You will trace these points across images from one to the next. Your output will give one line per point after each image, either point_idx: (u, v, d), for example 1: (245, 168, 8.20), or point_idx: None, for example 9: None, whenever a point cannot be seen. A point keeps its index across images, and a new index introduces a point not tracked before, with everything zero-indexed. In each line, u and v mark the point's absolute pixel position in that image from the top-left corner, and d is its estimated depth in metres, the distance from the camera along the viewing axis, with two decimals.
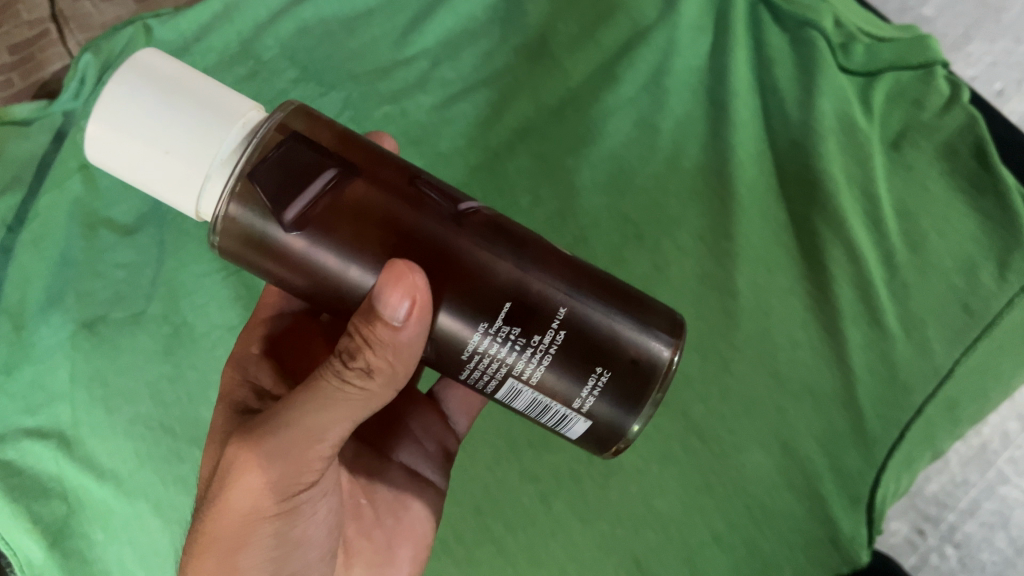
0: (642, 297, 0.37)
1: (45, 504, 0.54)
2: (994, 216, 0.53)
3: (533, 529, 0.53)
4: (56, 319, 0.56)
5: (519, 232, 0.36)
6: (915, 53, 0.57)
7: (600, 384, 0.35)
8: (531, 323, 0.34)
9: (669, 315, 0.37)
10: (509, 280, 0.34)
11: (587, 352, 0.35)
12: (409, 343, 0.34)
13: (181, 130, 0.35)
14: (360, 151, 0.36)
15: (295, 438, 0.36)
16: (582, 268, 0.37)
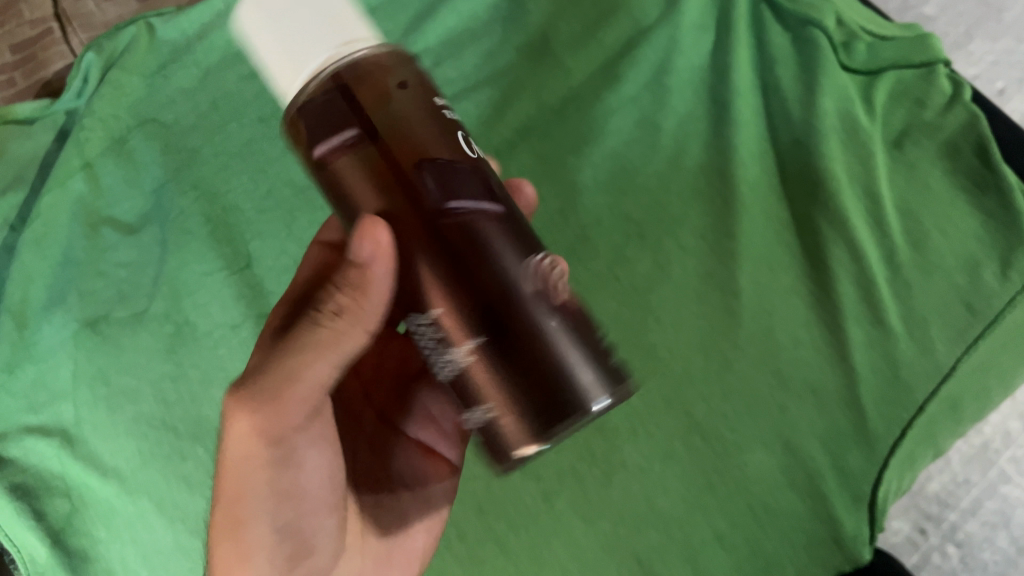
0: (592, 352, 0.30)
1: (48, 503, 0.54)
2: (996, 215, 0.53)
3: (534, 528, 0.54)
4: (57, 318, 0.56)
5: (503, 233, 0.30)
6: (917, 52, 0.57)
7: (507, 403, 0.30)
8: (466, 316, 0.30)
9: (619, 379, 0.31)
10: (458, 267, 0.30)
11: (505, 365, 0.30)
12: (380, 291, 0.32)
13: (299, 30, 0.32)
14: (410, 101, 0.32)
15: (270, 385, 0.34)
16: (547, 294, 0.30)
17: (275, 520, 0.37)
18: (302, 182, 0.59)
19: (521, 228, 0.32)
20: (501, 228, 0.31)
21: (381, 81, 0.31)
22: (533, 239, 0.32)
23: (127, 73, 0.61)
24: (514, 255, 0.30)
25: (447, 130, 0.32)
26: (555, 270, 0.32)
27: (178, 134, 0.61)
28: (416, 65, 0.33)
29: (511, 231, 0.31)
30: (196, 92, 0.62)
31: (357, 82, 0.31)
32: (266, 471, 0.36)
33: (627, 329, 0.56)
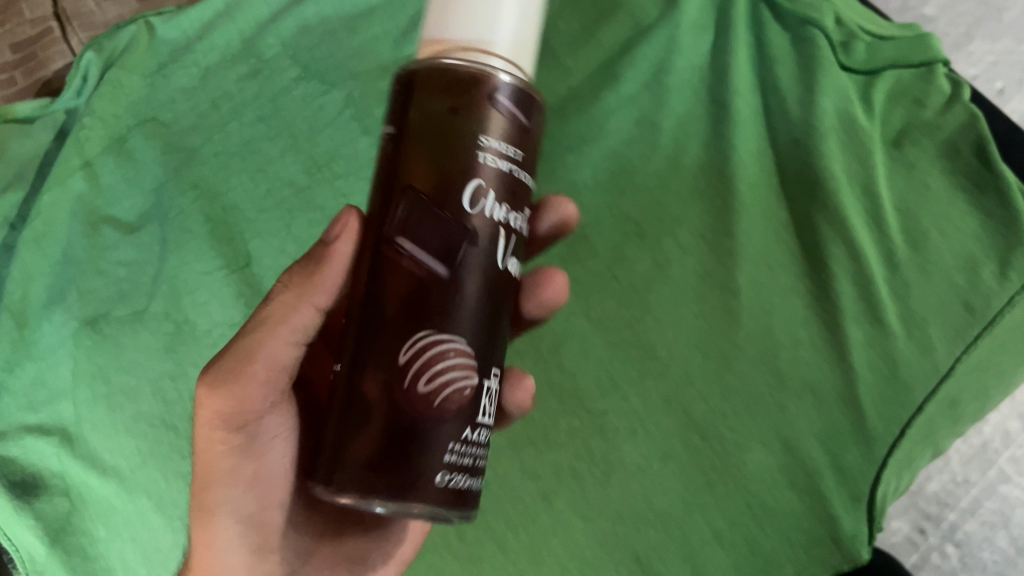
0: (417, 461, 0.31)
1: (47, 502, 0.55)
2: (995, 214, 0.53)
3: (535, 526, 0.54)
4: (57, 317, 0.56)
5: (419, 299, 0.32)
6: (916, 52, 0.58)
7: (369, 442, 0.32)
8: (388, 341, 0.32)
9: (429, 495, 0.31)
10: (395, 299, 0.32)
11: (390, 404, 0.32)
12: (336, 269, 0.37)
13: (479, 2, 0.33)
14: (458, 139, 0.32)
15: (232, 362, 0.38)
16: (411, 377, 0.32)
17: (239, 503, 0.39)
18: (301, 182, 0.60)
19: (450, 307, 0.32)
20: (427, 298, 0.32)
21: (435, 96, 0.32)
22: (467, 329, 0.32)
23: (127, 72, 0.61)
24: (409, 316, 0.32)
25: (454, 172, 0.32)
26: (463, 371, 0.32)
27: (177, 133, 0.61)
28: (496, 94, 0.32)
29: (433, 305, 0.32)
30: (196, 91, 0.62)
31: (419, 88, 0.32)
32: (231, 452, 0.39)
33: (627, 328, 0.56)
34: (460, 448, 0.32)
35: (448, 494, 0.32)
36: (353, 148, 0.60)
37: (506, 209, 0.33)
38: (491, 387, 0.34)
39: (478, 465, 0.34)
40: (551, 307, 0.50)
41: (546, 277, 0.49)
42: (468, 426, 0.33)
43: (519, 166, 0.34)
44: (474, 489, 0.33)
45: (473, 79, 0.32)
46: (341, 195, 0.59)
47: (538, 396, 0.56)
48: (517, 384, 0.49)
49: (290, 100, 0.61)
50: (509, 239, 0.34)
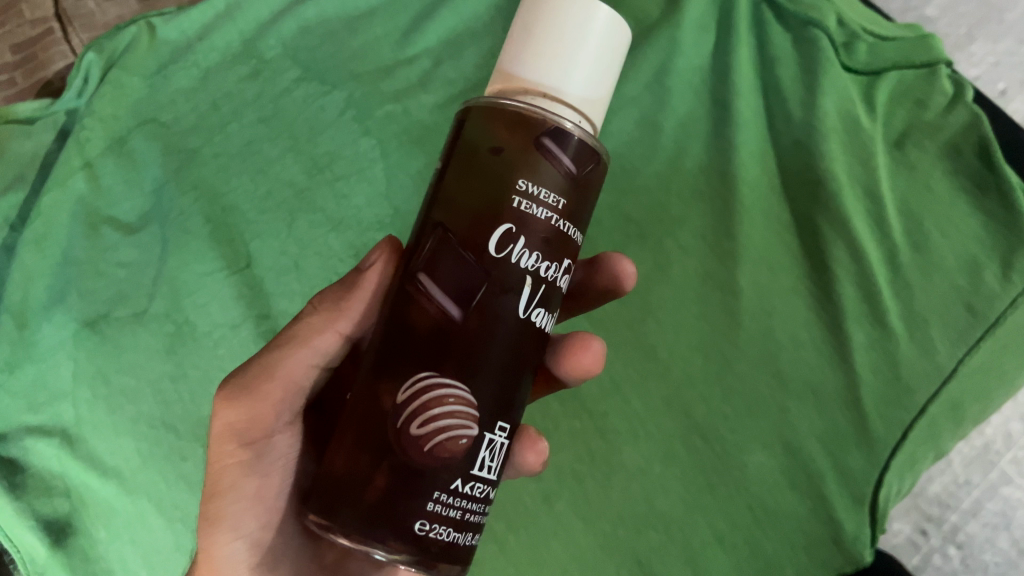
0: (396, 505, 0.31)
1: (47, 503, 0.54)
2: (997, 215, 0.53)
3: (535, 527, 0.54)
4: (58, 317, 0.56)
5: (429, 338, 0.31)
6: (919, 52, 0.57)
7: (356, 474, 0.31)
8: (392, 375, 0.32)
9: (399, 542, 0.31)
10: (408, 334, 0.32)
11: (380, 438, 0.31)
12: (364, 294, 0.38)
13: (557, 50, 0.33)
14: (499, 184, 0.32)
15: (251, 376, 0.38)
16: (406, 417, 0.31)
17: (239, 522, 0.39)
18: (302, 182, 0.59)
19: (459, 352, 0.31)
20: (438, 338, 0.31)
21: (484, 138, 0.32)
22: (478, 376, 0.32)
23: (127, 73, 0.61)
24: (417, 354, 0.32)
25: (487, 212, 0.32)
26: (462, 419, 0.31)
27: (178, 133, 0.60)
28: (546, 141, 0.32)
29: (443, 345, 0.31)
30: (197, 91, 0.61)
31: (471, 129, 0.33)
32: (240, 469, 0.39)
33: (627, 329, 0.56)
34: (445, 499, 0.32)
35: (423, 543, 0.31)
36: (354, 149, 0.60)
37: (538, 258, 0.32)
38: (497, 440, 0.33)
39: (468, 520, 0.33)
40: (583, 375, 0.44)
41: (580, 342, 0.43)
42: (461, 477, 0.32)
43: (560, 216, 0.33)
44: (459, 543, 0.32)
45: (525, 123, 0.32)
46: (342, 197, 0.59)
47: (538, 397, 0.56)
48: (530, 446, 0.43)
49: (290, 101, 0.61)
50: (538, 289, 0.33)
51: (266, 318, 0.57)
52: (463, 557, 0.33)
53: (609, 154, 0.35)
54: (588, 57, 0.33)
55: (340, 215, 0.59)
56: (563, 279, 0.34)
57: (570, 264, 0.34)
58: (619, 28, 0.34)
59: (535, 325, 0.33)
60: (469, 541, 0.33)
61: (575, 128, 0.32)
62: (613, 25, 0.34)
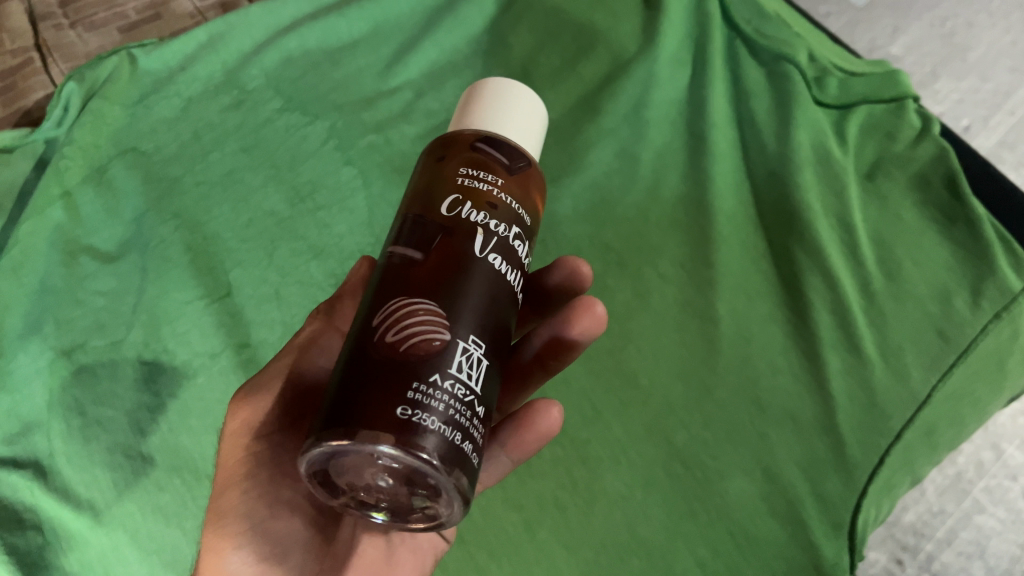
0: (374, 399, 0.29)
1: (20, 536, 0.50)
2: (966, 245, 0.54)
3: (517, 557, 0.52)
4: (33, 347, 0.55)
5: (395, 280, 0.32)
6: (888, 87, 0.60)
7: (336, 395, 0.30)
8: (368, 313, 0.32)
9: (382, 429, 0.28)
10: (377, 284, 0.32)
11: (359, 360, 0.30)
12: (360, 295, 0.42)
13: (480, 102, 0.37)
14: (444, 169, 0.34)
15: (266, 378, 0.41)
16: (380, 335, 0.30)
17: (252, 510, 0.39)
18: (283, 212, 0.60)
19: (426, 280, 0.31)
20: (404, 276, 0.31)
21: (433, 153, 0.36)
22: (446, 295, 0.31)
23: (109, 103, 0.61)
24: (385, 293, 0.31)
25: (436, 192, 0.33)
26: (433, 325, 0.30)
27: (158, 162, 0.61)
28: (477, 143, 0.35)
29: (409, 279, 0.31)
30: (178, 121, 0.62)
31: (424, 154, 0.36)
32: (251, 459, 0.40)
33: (608, 357, 0.57)
34: (423, 389, 0.29)
35: (407, 430, 0.28)
36: (336, 178, 0.61)
37: (485, 214, 0.33)
38: (472, 352, 0.31)
39: (456, 419, 0.29)
40: (588, 337, 0.43)
41: (581, 308, 0.42)
42: (439, 374, 0.29)
43: (504, 191, 0.34)
44: (451, 442, 0.29)
45: (455, 141, 0.35)
46: (324, 226, 0.60)
47: None
48: (538, 420, 0.41)
49: (272, 131, 0.63)
50: (491, 240, 0.32)
51: (246, 346, 0.56)
52: (464, 467, 0.29)
53: (539, 175, 0.36)
54: (505, 101, 0.37)
55: (321, 244, 0.60)
56: (518, 244, 0.34)
57: (523, 233, 0.34)
58: (537, 103, 0.38)
59: (495, 270, 0.32)
60: (462, 445, 0.29)
61: (503, 142, 0.35)
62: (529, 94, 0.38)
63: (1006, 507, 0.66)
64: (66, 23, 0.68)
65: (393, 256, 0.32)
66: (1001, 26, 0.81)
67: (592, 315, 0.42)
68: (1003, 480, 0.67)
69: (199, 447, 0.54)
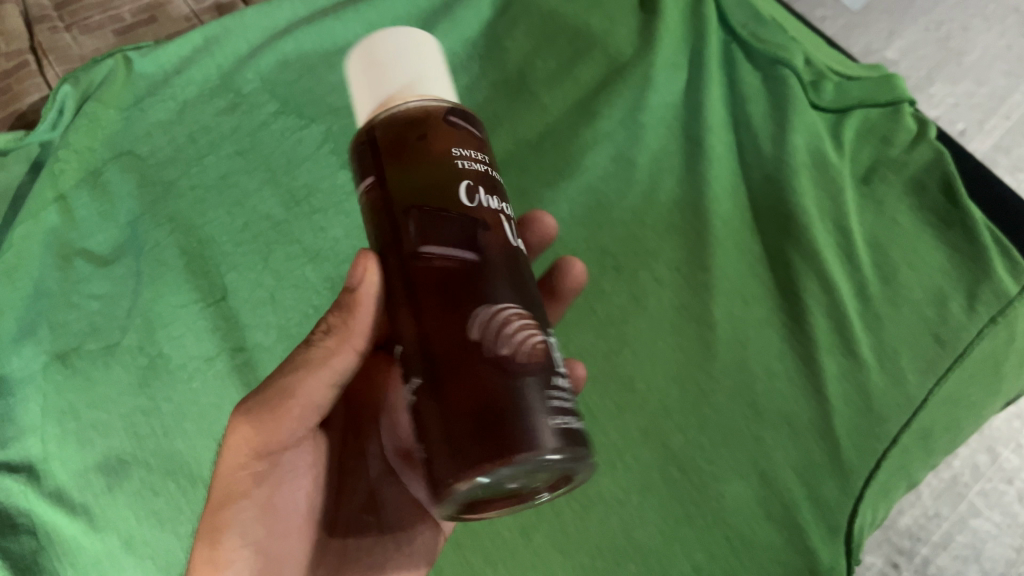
0: (522, 413, 0.29)
1: (12, 541, 0.51)
2: (962, 249, 0.54)
3: (512, 561, 0.53)
4: (27, 350, 0.55)
5: (466, 286, 0.31)
6: (884, 91, 0.60)
7: (475, 419, 0.29)
8: (451, 329, 0.31)
9: (545, 442, 0.29)
10: (435, 295, 0.31)
11: (479, 380, 0.30)
12: (365, 309, 0.37)
13: (395, 67, 0.36)
14: (437, 151, 0.33)
15: (270, 397, 0.38)
16: (488, 349, 0.30)
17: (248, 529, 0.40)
18: (279, 215, 0.60)
19: (496, 282, 0.31)
20: (470, 281, 0.31)
21: (402, 128, 0.33)
22: (518, 293, 0.32)
23: (104, 106, 0.61)
24: (461, 304, 0.31)
25: (440, 178, 0.32)
26: (528, 327, 0.31)
27: (153, 165, 0.61)
28: (450, 118, 0.34)
29: (478, 284, 0.31)
30: (173, 124, 0.62)
31: (385, 132, 0.34)
32: (252, 479, 0.40)
33: (604, 361, 0.57)
34: (554, 392, 0.31)
35: (564, 435, 0.30)
36: (332, 181, 0.61)
37: (497, 199, 0.34)
38: (553, 342, 0.33)
39: (576, 410, 0.32)
40: (572, 289, 0.53)
41: (565, 269, 0.52)
42: (554, 373, 0.31)
43: (491, 168, 0.35)
44: (584, 432, 0.31)
45: (417, 116, 0.34)
46: (319, 230, 0.60)
47: None
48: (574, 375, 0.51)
49: (268, 134, 0.63)
50: (512, 226, 0.34)
51: (241, 350, 0.56)
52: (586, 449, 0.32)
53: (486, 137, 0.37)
54: (412, 56, 0.36)
55: (316, 247, 0.59)
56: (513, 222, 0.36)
57: None
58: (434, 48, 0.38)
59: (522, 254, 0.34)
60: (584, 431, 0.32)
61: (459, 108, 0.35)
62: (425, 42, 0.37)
63: (1001, 511, 0.66)
64: (61, 26, 0.68)
65: (442, 257, 0.32)
66: (996, 29, 0.81)
67: (574, 272, 0.52)
68: (998, 484, 0.67)
69: (193, 450, 0.53)
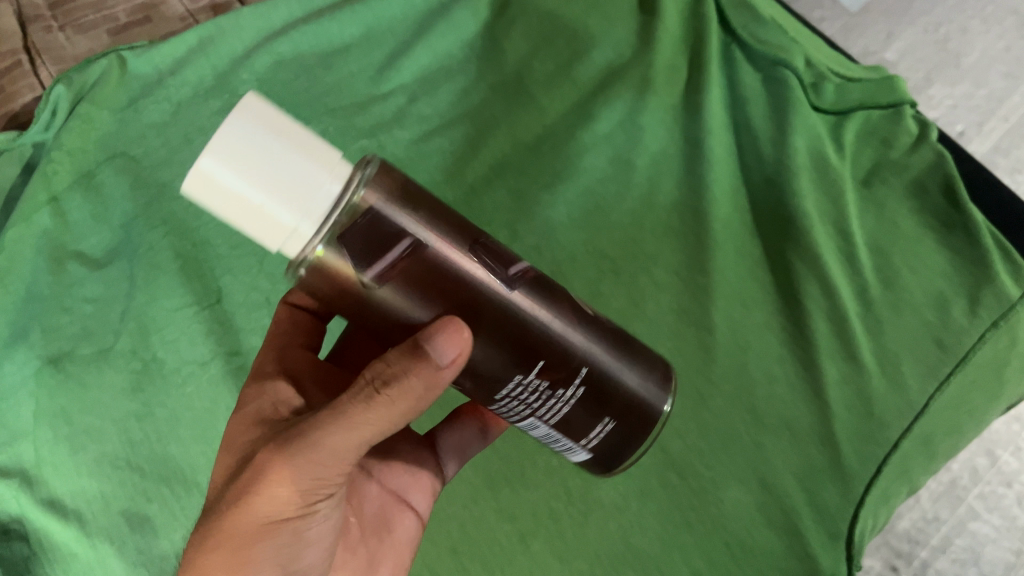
0: (651, 360, 0.39)
1: (5, 546, 0.51)
2: (963, 253, 0.54)
3: (511, 568, 0.52)
4: (19, 354, 0.54)
5: (561, 301, 0.36)
6: (885, 93, 0.59)
7: (636, 382, 0.38)
8: (581, 337, 0.36)
9: (668, 370, 0.40)
10: (552, 326, 0.35)
11: (621, 359, 0.37)
12: (443, 381, 0.33)
13: (274, 168, 0.31)
14: (433, 201, 0.34)
15: (320, 450, 0.35)
16: (609, 332, 0.37)
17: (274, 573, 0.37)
18: None
19: (559, 288, 0.37)
20: (560, 299, 0.36)
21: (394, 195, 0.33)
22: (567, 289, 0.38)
23: (97, 107, 0.60)
24: (572, 316, 0.36)
25: (466, 225, 0.35)
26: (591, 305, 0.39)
27: (148, 167, 0.60)
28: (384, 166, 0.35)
29: (563, 298, 0.36)
30: (167, 126, 0.61)
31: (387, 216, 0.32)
32: (284, 528, 0.36)
33: None
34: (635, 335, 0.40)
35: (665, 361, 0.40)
36: None
37: None
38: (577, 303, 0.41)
39: None
40: None
41: None
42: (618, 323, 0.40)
43: None
44: None
45: (390, 179, 0.33)
46: None
47: (514, 430, 0.56)
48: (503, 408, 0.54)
49: None
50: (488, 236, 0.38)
51: (236, 354, 0.56)
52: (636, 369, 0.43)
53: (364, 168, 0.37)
54: (269, 142, 0.31)
55: None
56: None
57: None
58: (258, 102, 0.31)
59: None
60: None
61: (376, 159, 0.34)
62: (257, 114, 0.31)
63: (1000, 514, 0.66)
64: (55, 26, 0.67)
65: (520, 284, 0.34)
66: (995, 31, 0.81)
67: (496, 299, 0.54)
68: (997, 487, 0.67)
69: (188, 457, 0.53)
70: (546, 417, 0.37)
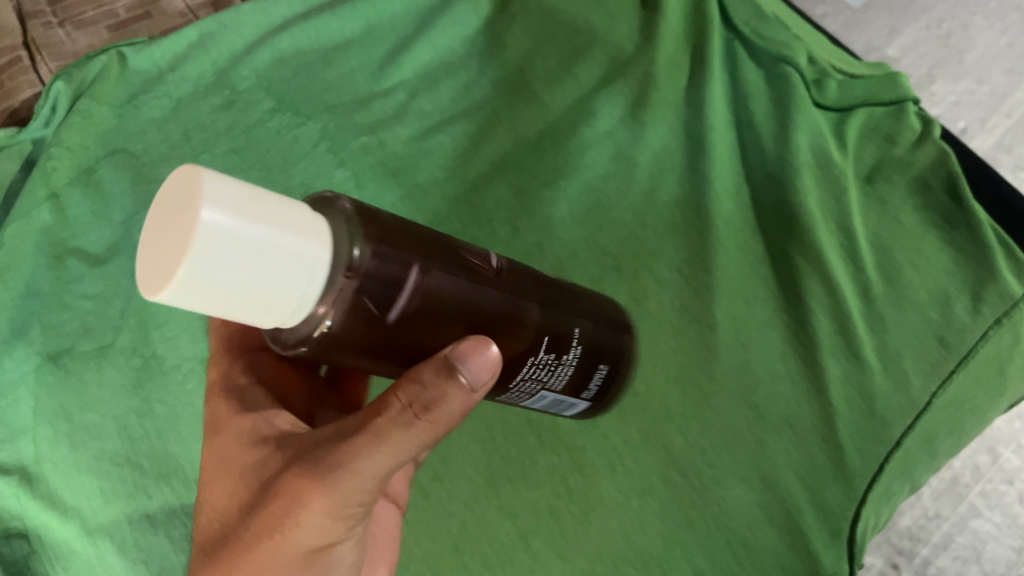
0: (606, 307, 0.44)
1: (6, 543, 0.52)
2: (967, 250, 0.54)
3: (511, 566, 0.52)
4: (18, 352, 0.54)
5: (532, 281, 0.38)
6: (887, 91, 0.59)
7: (607, 328, 0.43)
8: (562, 306, 0.39)
9: (622, 313, 0.46)
10: (541, 312, 0.38)
11: (589, 312, 0.42)
12: (472, 400, 0.34)
13: (264, 257, 0.28)
14: (407, 225, 0.33)
15: (356, 476, 0.34)
16: (569, 291, 0.41)
17: None
18: None
19: (526, 269, 0.39)
20: (529, 282, 0.38)
21: (381, 231, 0.32)
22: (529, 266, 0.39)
23: (98, 103, 0.60)
24: (548, 293, 0.39)
25: (442, 240, 0.34)
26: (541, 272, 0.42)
27: (148, 163, 0.60)
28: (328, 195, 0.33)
29: (531, 279, 0.38)
30: (168, 122, 0.61)
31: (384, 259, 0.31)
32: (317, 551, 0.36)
33: None
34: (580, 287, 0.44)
35: (613, 305, 0.46)
36: (329, 179, 0.61)
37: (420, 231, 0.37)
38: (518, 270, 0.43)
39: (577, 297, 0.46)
40: None
41: None
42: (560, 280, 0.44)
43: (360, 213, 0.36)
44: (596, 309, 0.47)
45: (359, 212, 0.32)
46: None
47: (517, 430, 0.55)
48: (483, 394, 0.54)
49: (264, 131, 0.62)
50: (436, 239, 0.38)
51: None
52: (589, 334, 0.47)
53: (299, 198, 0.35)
54: (246, 224, 0.28)
55: None
56: None
57: None
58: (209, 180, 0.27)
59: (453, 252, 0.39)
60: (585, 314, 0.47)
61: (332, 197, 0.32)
62: (221, 200, 0.27)
63: (1002, 512, 0.65)
64: (54, 21, 0.67)
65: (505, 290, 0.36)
66: (998, 27, 0.80)
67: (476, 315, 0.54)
68: (998, 485, 0.66)
69: (187, 453, 0.53)
70: (554, 385, 0.41)
